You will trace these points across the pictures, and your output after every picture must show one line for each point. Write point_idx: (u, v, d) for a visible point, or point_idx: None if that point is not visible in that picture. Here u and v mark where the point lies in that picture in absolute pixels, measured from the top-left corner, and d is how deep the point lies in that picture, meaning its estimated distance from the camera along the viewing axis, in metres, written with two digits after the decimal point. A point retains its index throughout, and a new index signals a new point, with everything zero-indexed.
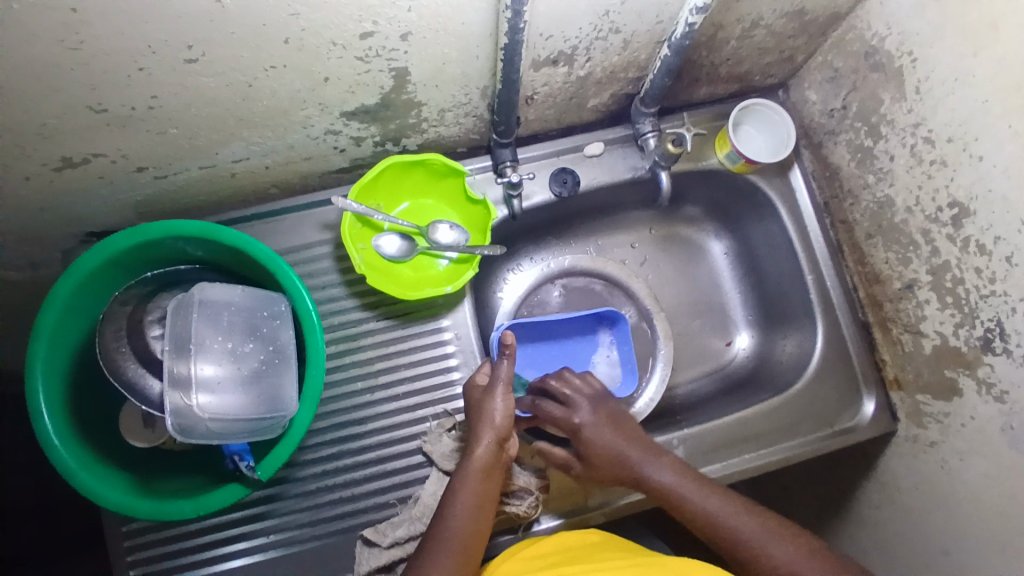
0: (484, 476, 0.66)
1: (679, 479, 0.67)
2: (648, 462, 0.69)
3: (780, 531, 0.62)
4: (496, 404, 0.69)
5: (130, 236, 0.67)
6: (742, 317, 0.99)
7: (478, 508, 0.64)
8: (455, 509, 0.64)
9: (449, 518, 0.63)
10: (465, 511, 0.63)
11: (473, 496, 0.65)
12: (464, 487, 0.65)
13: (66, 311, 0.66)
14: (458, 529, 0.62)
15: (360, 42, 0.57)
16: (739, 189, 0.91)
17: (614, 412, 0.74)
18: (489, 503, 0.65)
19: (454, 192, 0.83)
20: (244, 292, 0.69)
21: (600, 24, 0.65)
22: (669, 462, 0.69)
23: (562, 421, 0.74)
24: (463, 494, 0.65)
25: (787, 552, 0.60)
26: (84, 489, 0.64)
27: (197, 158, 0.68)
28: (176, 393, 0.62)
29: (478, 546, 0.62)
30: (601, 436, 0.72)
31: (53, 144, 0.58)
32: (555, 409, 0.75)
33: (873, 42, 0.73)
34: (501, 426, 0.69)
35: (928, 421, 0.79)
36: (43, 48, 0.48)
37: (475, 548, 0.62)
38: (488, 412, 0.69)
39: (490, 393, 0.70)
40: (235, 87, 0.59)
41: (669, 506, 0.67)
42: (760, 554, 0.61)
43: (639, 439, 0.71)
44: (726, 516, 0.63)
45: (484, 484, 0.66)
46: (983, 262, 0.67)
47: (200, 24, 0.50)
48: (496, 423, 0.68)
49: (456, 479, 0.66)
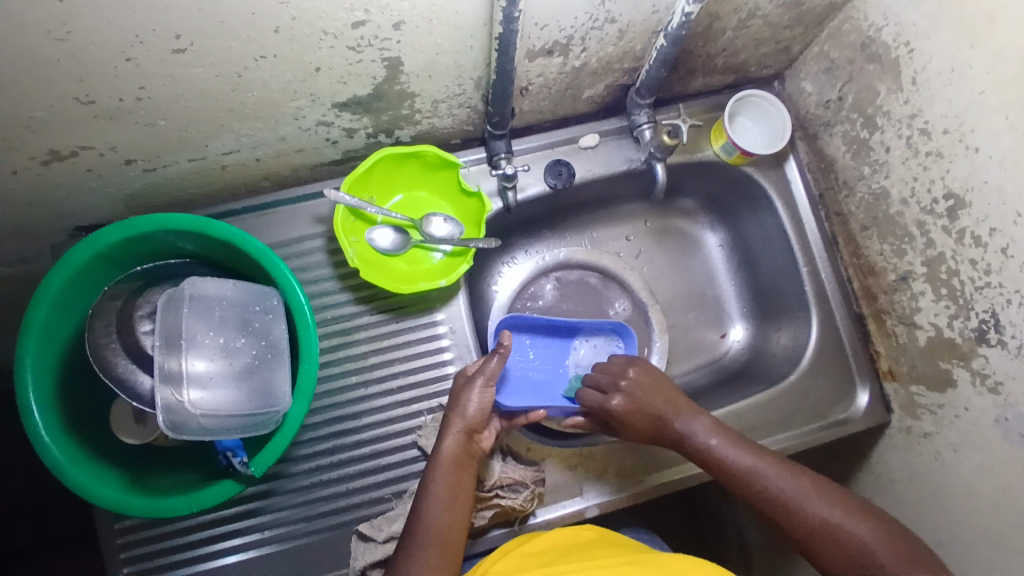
0: (457, 468, 0.66)
1: (715, 439, 0.67)
2: (688, 422, 0.68)
3: (816, 489, 0.61)
4: (469, 397, 0.69)
5: (119, 230, 0.65)
6: (737, 310, 0.99)
7: (454, 500, 0.64)
8: (429, 501, 0.64)
9: (424, 510, 0.63)
10: (439, 503, 0.63)
11: (446, 488, 0.64)
12: (437, 480, 0.65)
13: (55, 307, 0.65)
14: (433, 521, 0.62)
15: (352, 31, 0.56)
16: (735, 181, 0.91)
17: (651, 383, 0.72)
18: (465, 494, 0.65)
19: (448, 185, 0.83)
20: (234, 286, 0.68)
21: (596, 14, 0.64)
22: (704, 421, 0.68)
23: (597, 404, 0.72)
24: (437, 487, 0.64)
25: (824, 509, 0.60)
26: (77, 487, 0.63)
27: (187, 151, 0.67)
28: (167, 389, 0.60)
29: (458, 537, 0.62)
30: (641, 410, 0.70)
31: (41, 137, 0.57)
32: (590, 395, 0.74)
33: (869, 33, 0.73)
34: (473, 417, 0.69)
35: (922, 412, 0.79)
36: (29, 39, 0.47)
37: (453, 539, 0.62)
38: (460, 405, 0.69)
39: (466, 386, 0.70)
40: (225, 78, 0.58)
41: (705, 463, 0.67)
42: (792, 512, 0.61)
43: (675, 403, 0.70)
44: (764, 471, 0.63)
45: (459, 475, 0.66)
46: (978, 254, 0.67)
47: (188, 13, 0.49)
48: (467, 416, 0.69)
49: (431, 471, 0.66)
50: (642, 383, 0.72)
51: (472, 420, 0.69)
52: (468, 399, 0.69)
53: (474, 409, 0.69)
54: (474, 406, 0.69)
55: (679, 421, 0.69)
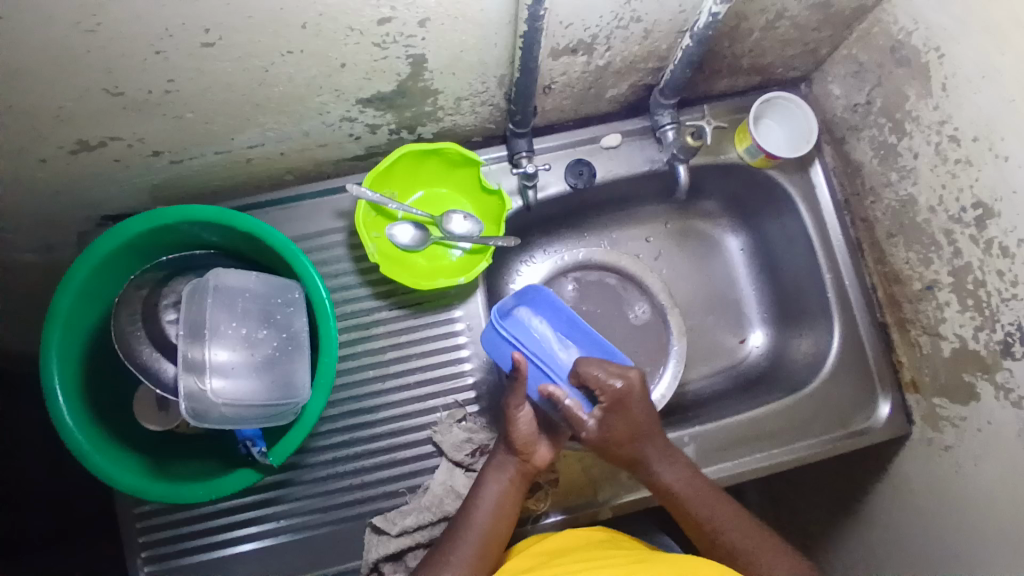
0: (507, 480, 0.68)
1: (685, 484, 0.67)
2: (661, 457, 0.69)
3: (777, 553, 0.63)
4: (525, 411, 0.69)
5: (144, 221, 0.67)
6: (757, 315, 0.98)
7: (500, 509, 0.67)
8: (477, 509, 0.66)
9: (470, 518, 0.66)
10: (485, 512, 0.66)
11: (493, 499, 0.67)
12: (485, 492, 0.68)
13: (80, 295, 0.67)
14: (477, 529, 0.65)
15: (377, 28, 0.56)
16: (758, 184, 0.90)
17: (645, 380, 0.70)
18: (512, 504, 0.68)
19: (468, 182, 0.83)
20: (258, 279, 0.69)
21: (621, 14, 0.63)
22: (680, 464, 0.69)
23: (603, 387, 0.67)
24: (486, 498, 0.67)
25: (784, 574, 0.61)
26: (97, 472, 0.64)
27: (212, 144, 0.68)
28: (191, 377, 0.62)
29: (499, 544, 0.65)
30: (632, 414, 0.68)
31: (70, 127, 0.59)
32: (598, 369, 0.67)
33: (899, 37, 0.71)
34: (525, 434, 0.68)
35: (944, 424, 0.77)
36: (60, 30, 0.48)
37: (494, 546, 0.65)
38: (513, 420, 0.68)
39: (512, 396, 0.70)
40: (252, 73, 0.58)
41: (671, 505, 0.68)
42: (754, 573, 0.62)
43: (657, 432, 0.69)
44: (727, 524, 0.65)
45: (507, 486, 0.68)
46: (1005, 264, 0.66)
47: (217, 8, 0.50)
48: (518, 433, 0.68)
49: (483, 482, 0.69)
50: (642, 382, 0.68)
51: (524, 437, 0.68)
52: (522, 416, 0.68)
53: (524, 428, 0.68)
54: (526, 426, 0.68)
55: (653, 454, 0.68)
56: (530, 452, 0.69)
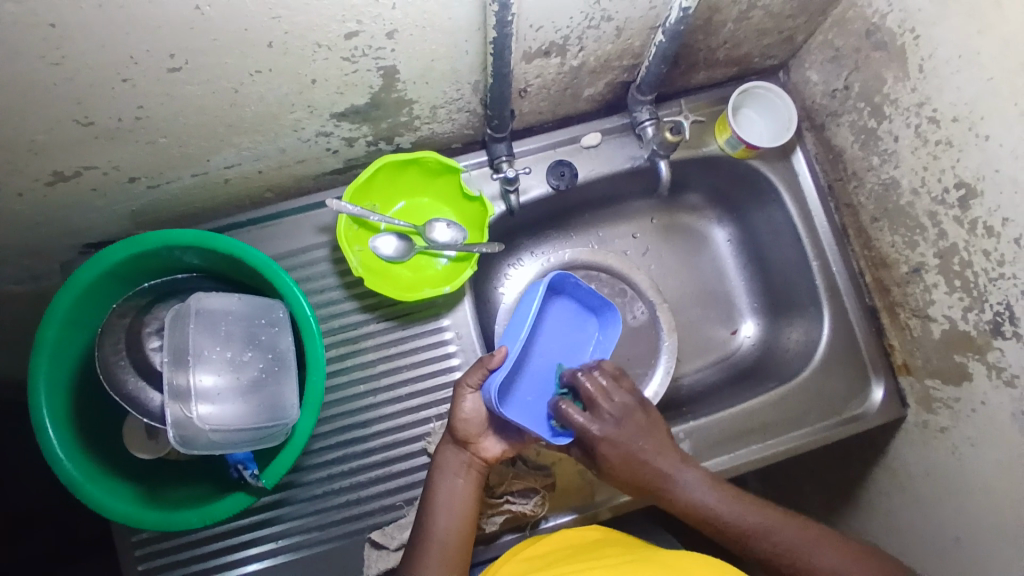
0: (453, 473, 0.68)
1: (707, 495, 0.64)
2: (677, 475, 0.65)
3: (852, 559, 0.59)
4: (465, 408, 0.69)
5: (126, 247, 0.66)
6: (747, 305, 0.98)
7: (455, 508, 0.66)
8: (433, 513, 0.66)
9: (427, 523, 0.65)
10: (443, 513, 0.66)
11: (448, 494, 0.67)
12: (438, 495, 0.67)
13: (65, 326, 0.66)
14: (436, 534, 0.65)
15: (345, 42, 0.56)
16: (741, 174, 0.90)
17: (645, 418, 0.67)
18: (466, 498, 0.67)
19: (449, 190, 0.83)
20: (241, 300, 0.69)
21: (591, 13, 0.63)
22: (699, 473, 0.65)
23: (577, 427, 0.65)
24: (438, 500, 0.66)
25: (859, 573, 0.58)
26: (92, 502, 0.64)
27: (188, 167, 0.68)
28: (177, 404, 0.62)
29: (464, 545, 0.65)
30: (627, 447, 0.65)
31: (43, 159, 0.58)
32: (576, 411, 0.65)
33: (874, 20, 0.71)
34: (465, 418, 0.69)
35: (938, 406, 0.77)
36: (25, 64, 0.47)
37: (456, 545, 0.64)
38: (459, 403, 0.69)
39: (457, 397, 0.69)
40: (222, 94, 0.58)
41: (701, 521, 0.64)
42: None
43: (662, 449, 0.66)
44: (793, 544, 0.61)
45: (457, 483, 0.68)
46: (991, 245, 0.66)
47: (180, 32, 0.49)
48: (460, 421, 0.69)
49: (433, 483, 0.68)
50: (626, 425, 0.65)
51: (467, 426, 0.69)
52: (466, 404, 0.69)
53: (467, 413, 0.69)
54: (471, 411, 0.69)
55: (668, 472, 0.64)
56: (476, 443, 0.69)
